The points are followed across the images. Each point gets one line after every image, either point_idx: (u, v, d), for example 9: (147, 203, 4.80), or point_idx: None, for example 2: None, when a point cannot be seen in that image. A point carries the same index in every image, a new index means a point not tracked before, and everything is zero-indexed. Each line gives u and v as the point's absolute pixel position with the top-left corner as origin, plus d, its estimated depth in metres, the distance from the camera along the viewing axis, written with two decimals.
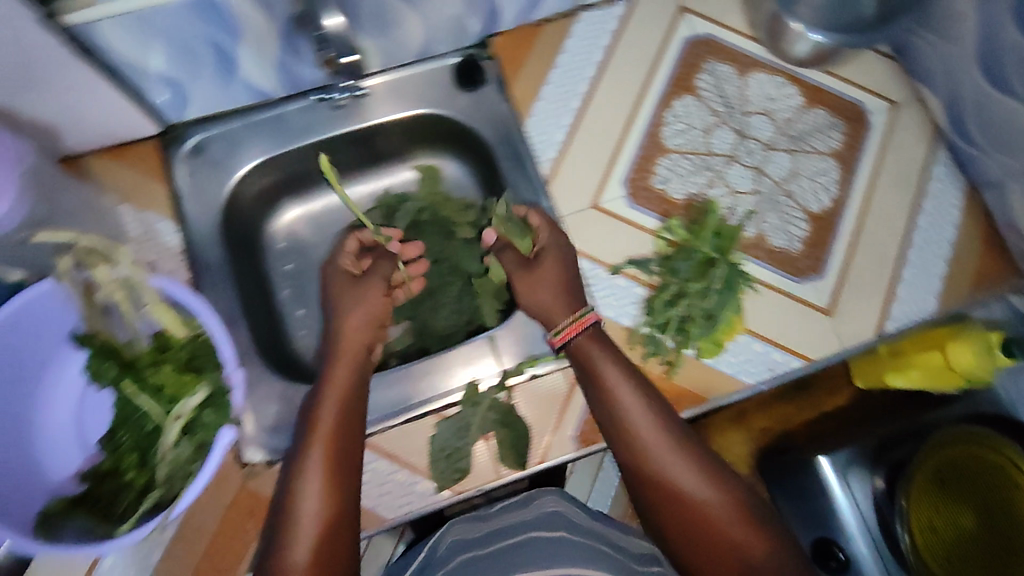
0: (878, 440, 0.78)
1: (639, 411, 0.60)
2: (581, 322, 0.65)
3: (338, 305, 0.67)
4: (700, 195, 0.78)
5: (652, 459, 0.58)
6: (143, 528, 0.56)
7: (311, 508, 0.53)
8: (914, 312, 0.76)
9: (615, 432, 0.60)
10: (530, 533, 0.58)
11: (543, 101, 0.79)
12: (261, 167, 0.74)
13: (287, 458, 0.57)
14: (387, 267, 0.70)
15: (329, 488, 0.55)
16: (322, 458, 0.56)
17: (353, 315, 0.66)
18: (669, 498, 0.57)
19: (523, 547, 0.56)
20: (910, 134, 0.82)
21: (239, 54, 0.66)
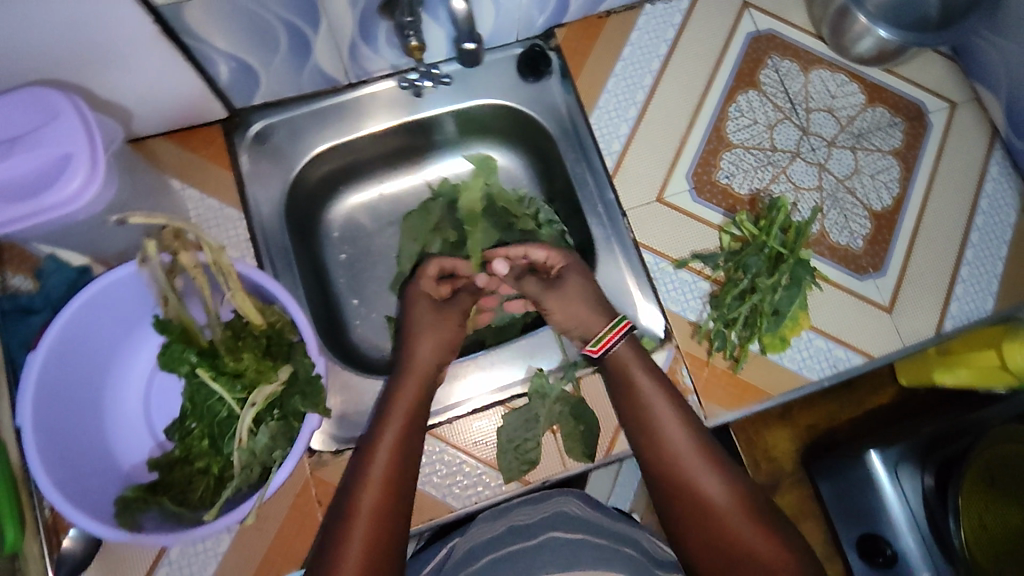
0: (928, 438, 0.82)
1: (672, 428, 0.63)
2: (616, 330, 0.67)
3: (413, 327, 0.70)
4: (764, 191, 0.78)
5: (684, 470, 0.61)
6: (239, 510, 0.55)
7: (367, 509, 0.56)
8: (971, 311, 0.77)
9: (647, 441, 0.63)
10: (548, 536, 0.62)
11: (607, 94, 0.81)
12: (326, 154, 0.78)
13: (355, 457, 0.61)
14: (466, 300, 0.75)
15: (383, 501, 0.57)
16: (381, 469, 0.58)
17: (425, 340, 0.69)
18: (695, 505, 0.60)
19: (541, 551, 0.59)
20: (968, 134, 0.83)
21: (315, 44, 0.69)
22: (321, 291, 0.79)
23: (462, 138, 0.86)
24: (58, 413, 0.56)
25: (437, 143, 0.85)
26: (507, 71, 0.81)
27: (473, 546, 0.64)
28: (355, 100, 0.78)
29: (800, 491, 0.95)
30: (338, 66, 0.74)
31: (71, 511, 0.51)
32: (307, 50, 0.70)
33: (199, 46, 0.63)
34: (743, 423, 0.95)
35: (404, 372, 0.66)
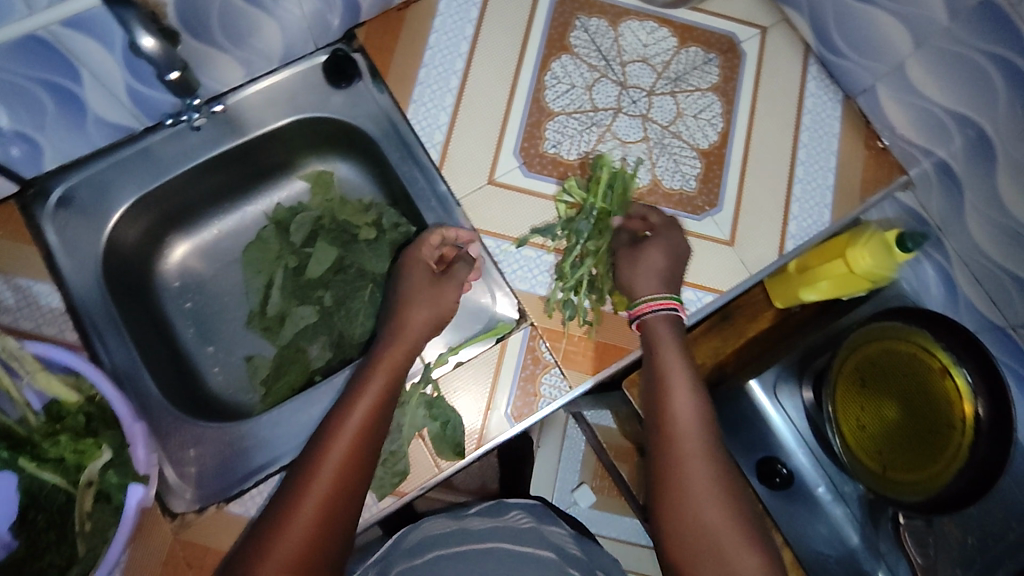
0: (800, 353, 0.87)
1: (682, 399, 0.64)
2: (654, 302, 0.68)
3: (409, 296, 0.69)
4: (593, 151, 0.78)
5: (684, 457, 0.61)
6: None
7: (320, 493, 0.56)
8: (811, 227, 0.79)
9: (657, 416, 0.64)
10: (498, 544, 0.75)
11: (420, 87, 0.79)
12: (140, 206, 0.75)
13: (318, 434, 0.61)
14: (462, 271, 0.71)
15: (338, 488, 0.57)
16: (337, 458, 0.58)
17: (417, 311, 0.68)
18: (679, 495, 0.59)
19: (496, 553, 0.72)
20: (782, 56, 0.85)
21: (87, 98, 0.66)
22: (166, 345, 0.77)
23: (290, 158, 0.83)
24: None
25: (265, 170, 0.83)
26: (314, 82, 0.78)
27: (432, 539, 0.78)
28: (157, 143, 0.75)
29: None
30: (125, 114, 0.71)
31: None
32: (82, 106, 0.66)
33: None
34: None
35: (393, 346, 0.66)
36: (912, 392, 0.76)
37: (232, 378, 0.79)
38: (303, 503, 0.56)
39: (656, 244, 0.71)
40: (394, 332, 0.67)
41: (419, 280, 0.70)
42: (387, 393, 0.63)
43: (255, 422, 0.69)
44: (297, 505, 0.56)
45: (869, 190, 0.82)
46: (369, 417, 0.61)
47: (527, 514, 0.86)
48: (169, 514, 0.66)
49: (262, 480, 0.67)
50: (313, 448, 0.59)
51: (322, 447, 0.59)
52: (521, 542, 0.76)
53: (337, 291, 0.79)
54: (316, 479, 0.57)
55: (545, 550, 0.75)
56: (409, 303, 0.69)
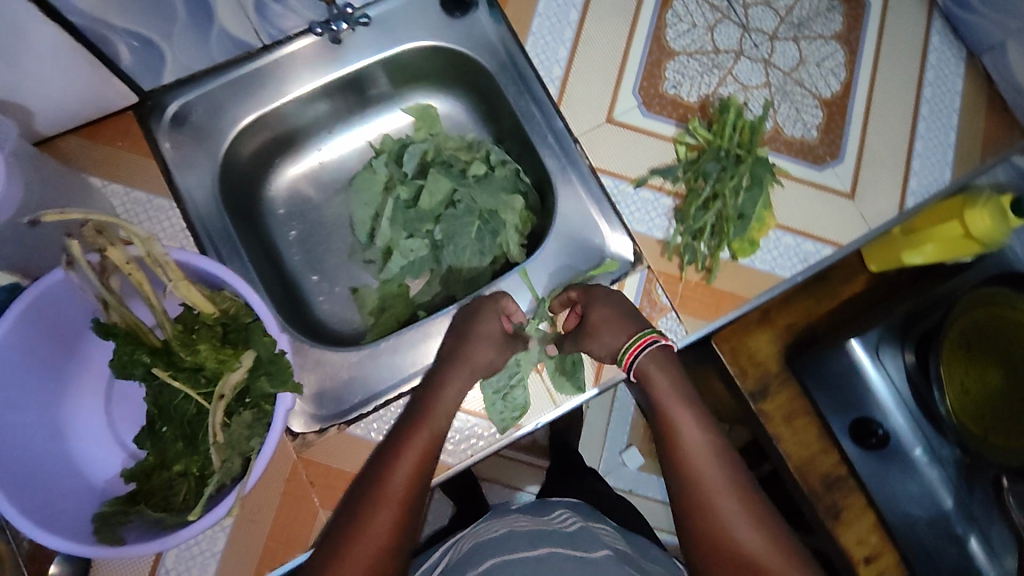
0: (905, 315, 0.84)
1: (693, 438, 0.62)
2: (640, 343, 0.65)
3: (469, 334, 0.67)
4: (713, 94, 0.76)
5: (709, 493, 0.60)
6: (222, 506, 0.54)
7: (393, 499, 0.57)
8: (930, 183, 0.78)
9: (671, 453, 0.63)
10: (551, 548, 0.67)
11: (539, 18, 0.76)
12: (254, 125, 0.74)
13: (386, 444, 0.62)
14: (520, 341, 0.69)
15: (409, 492, 0.58)
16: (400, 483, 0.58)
17: (479, 350, 0.66)
18: (709, 521, 0.59)
19: (551, 559, 0.64)
20: (906, 7, 0.82)
21: (217, 8, 0.64)
22: (274, 270, 0.77)
23: (396, 89, 0.82)
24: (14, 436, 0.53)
25: (370, 98, 0.81)
26: (431, 10, 0.76)
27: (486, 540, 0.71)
28: (272, 64, 0.73)
29: (788, 392, 0.92)
30: (249, 31, 0.69)
31: (52, 537, 0.51)
32: (211, 17, 0.64)
33: (91, 26, 0.58)
34: (724, 335, 0.92)
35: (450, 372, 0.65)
36: (1018, 356, 0.77)
37: (335, 305, 0.80)
38: (379, 505, 0.57)
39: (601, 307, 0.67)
40: (451, 363, 0.65)
41: (488, 329, 0.67)
42: (450, 409, 0.63)
43: (374, 348, 0.70)
44: (371, 506, 0.57)
45: (990, 149, 0.80)
46: (437, 429, 0.62)
47: (569, 512, 0.80)
48: (289, 433, 0.67)
49: (375, 407, 0.68)
50: (382, 456, 0.60)
51: (398, 447, 0.60)
52: (576, 541, 0.70)
53: (447, 226, 0.77)
54: (390, 483, 0.58)
55: (603, 548, 0.70)
56: (471, 338, 0.67)
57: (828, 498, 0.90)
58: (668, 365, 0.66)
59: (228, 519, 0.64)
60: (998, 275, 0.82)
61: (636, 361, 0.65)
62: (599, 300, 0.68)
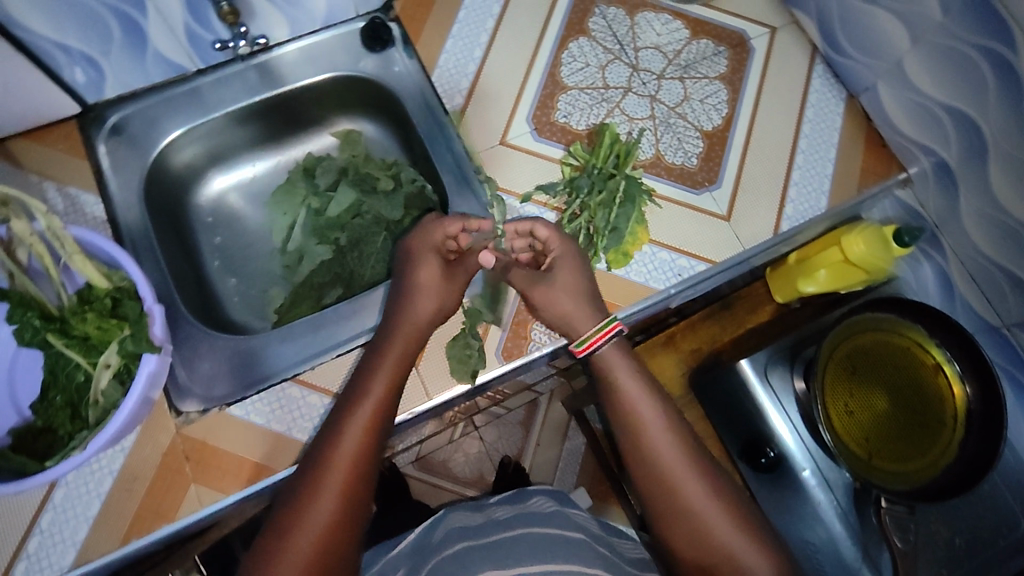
0: (795, 339, 0.87)
1: (644, 403, 0.64)
2: (604, 332, 0.69)
3: (414, 287, 0.71)
4: (601, 124, 0.84)
5: (666, 463, 0.61)
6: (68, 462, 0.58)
7: (335, 481, 0.56)
8: (807, 210, 0.83)
9: (627, 428, 0.64)
10: (525, 530, 0.69)
11: (446, 54, 0.86)
12: (184, 138, 0.83)
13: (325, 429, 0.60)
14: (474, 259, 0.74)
15: (354, 472, 0.57)
16: (346, 464, 0.57)
17: (423, 302, 0.70)
18: (666, 491, 0.61)
19: (524, 542, 0.66)
20: (789, 53, 0.89)
21: (149, 31, 0.74)
22: (192, 268, 0.84)
23: (323, 114, 0.91)
24: None
25: (300, 122, 0.91)
26: (349, 45, 0.85)
27: (458, 530, 0.73)
28: (205, 85, 0.83)
29: (692, 413, 0.96)
30: (182, 56, 0.80)
31: None
32: (145, 39, 0.75)
33: (31, 39, 0.68)
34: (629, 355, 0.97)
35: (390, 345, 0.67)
36: (903, 378, 0.79)
37: (249, 304, 0.86)
38: (322, 486, 0.55)
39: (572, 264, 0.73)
40: (398, 326, 0.69)
41: (429, 270, 0.71)
42: (391, 389, 0.63)
43: (264, 339, 0.74)
44: (323, 469, 0.56)
45: (866, 182, 0.85)
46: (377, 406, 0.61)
47: (547, 496, 0.80)
48: (175, 412, 0.72)
49: (257, 393, 0.73)
50: (322, 441, 0.59)
51: (339, 428, 0.59)
52: (547, 524, 0.70)
53: (352, 233, 0.84)
54: (338, 449, 0.57)
55: (573, 532, 0.70)
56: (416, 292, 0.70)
57: None
58: (625, 364, 0.68)
59: (104, 487, 0.68)
60: (910, 301, 0.83)
61: (596, 348, 0.69)
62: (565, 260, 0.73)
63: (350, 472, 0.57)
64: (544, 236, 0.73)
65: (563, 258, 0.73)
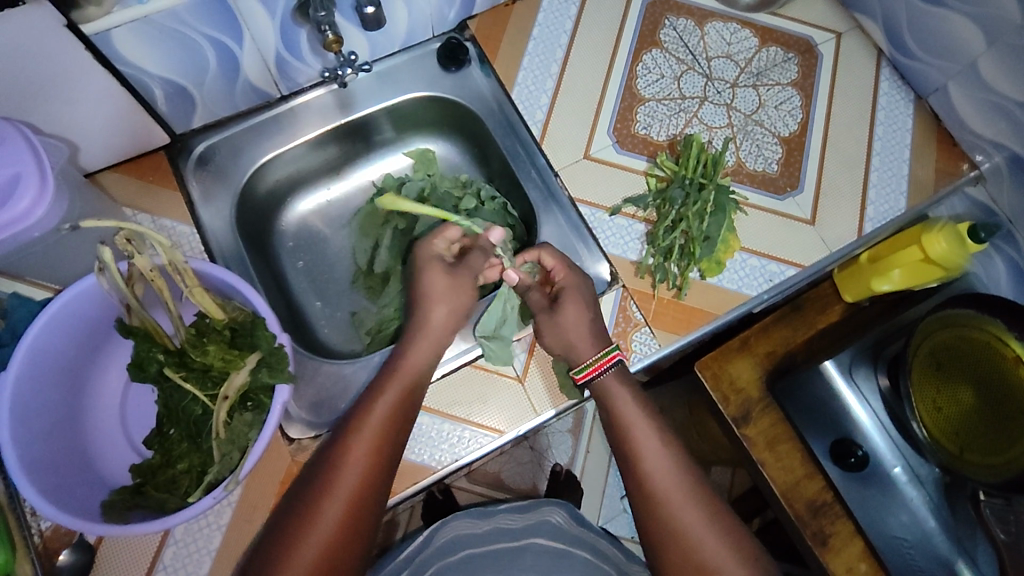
0: (874, 338, 0.90)
1: (638, 423, 0.65)
2: (606, 358, 0.68)
3: (424, 294, 0.71)
4: (681, 134, 0.85)
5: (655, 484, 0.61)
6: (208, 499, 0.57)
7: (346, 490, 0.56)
8: (887, 211, 0.84)
9: (622, 447, 0.64)
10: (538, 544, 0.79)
11: (523, 71, 0.86)
12: (268, 165, 0.83)
13: (336, 433, 0.61)
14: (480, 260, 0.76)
15: (367, 481, 0.58)
16: (357, 474, 0.57)
17: (436, 308, 0.70)
18: (653, 511, 0.60)
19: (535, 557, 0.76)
20: (856, 57, 0.91)
21: (243, 59, 0.74)
22: (281, 294, 0.83)
23: (399, 135, 0.92)
24: (41, 423, 0.60)
25: (375, 143, 0.91)
26: (428, 66, 0.87)
27: (467, 537, 0.81)
28: (289, 111, 0.83)
29: (771, 416, 0.95)
30: (269, 83, 0.80)
31: (63, 516, 0.55)
32: (236, 68, 0.75)
33: (133, 73, 0.68)
34: (706, 361, 0.95)
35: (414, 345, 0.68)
36: (984, 371, 0.76)
37: (338, 327, 0.85)
38: (337, 484, 0.56)
39: (573, 298, 0.72)
40: (417, 336, 0.69)
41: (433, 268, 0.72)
42: (405, 397, 0.64)
43: (367, 362, 0.76)
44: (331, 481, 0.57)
45: (941, 181, 0.87)
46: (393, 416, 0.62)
47: (557, 506, 0.89)
48: (288, 438, 0.71)
49: None
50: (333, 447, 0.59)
51: (356, 427, 0.60)
52: (551, 537, 0.81)
53: None
54: (347, 458, 0.58)
55: (581, 550, 0.80)
56: (428, 298, 0.71)
57: (815, 524, 0.91)
58: (623, 392, 0.67)
59: (224, 519, 0.68)
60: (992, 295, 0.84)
61: (594, 377, 0.68)
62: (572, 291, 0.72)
63: (363, 484, 0.57)
64: (551, 264, 0.74)
65: (570, 288, 0.73)
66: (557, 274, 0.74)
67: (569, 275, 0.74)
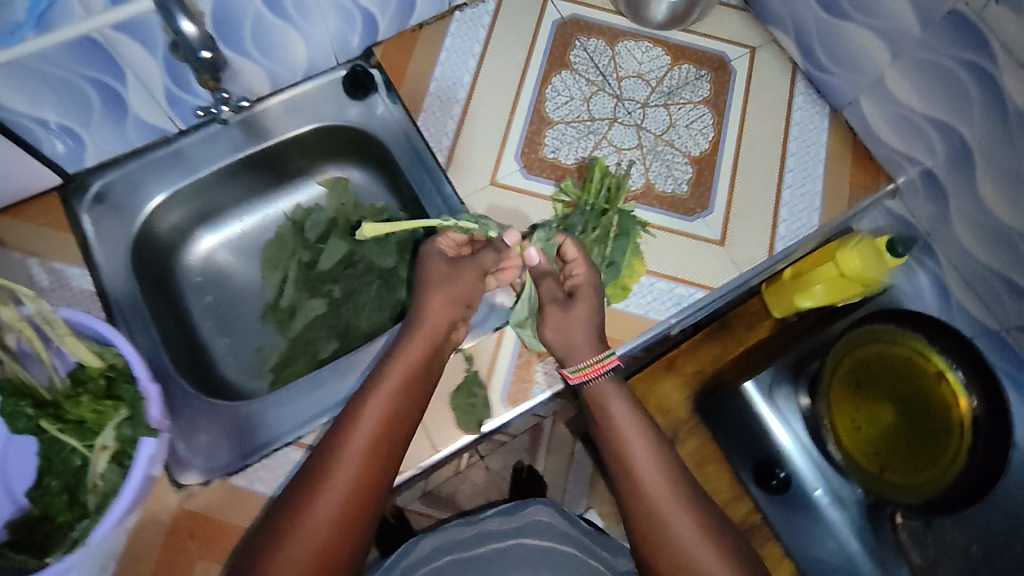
0: (796, 356, 0.89)
1: (637, 442, 0.62)
2: (602, 364, 0.67)
3: (426, 282, 0.71)
4: (589, 157, 0.84)
5: (659, 506, 0.59)
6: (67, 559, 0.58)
7: (340, 489, 0.56)
8: (800, 228, 0.83)
9: (620, 460, 0.62)
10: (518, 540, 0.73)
11: (429, 98, 0.85)
12: (167, 203, 0.82)
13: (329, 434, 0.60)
14: (489, 258, 0.72)
15: (361, 486, 0.57)
16: (347, 474, 0.56)
17: (435, 296, 0.69)
18: (658, 531, 0.59)
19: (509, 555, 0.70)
20: (771, 71, 0.90)
21: (130, 99, 0.73)
22: (183, 333, 0.82)
23: (309, 164, 0.90)
24: None
25: (285, 174, 0.90)
26: (332, 94, 0.85)
27: (452, 543, 0.75)
28: (188, 146, 0.82)
29: (698, 437, 0.95)
30: (164, 119, 0.78)
31: None
32: (124, 106, 0.73)
33: (10, 118, 0.67)
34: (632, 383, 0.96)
35: (412, 340, 0.67)
36: (907, 389, 0.79)
37: (243, 364, 0.84)
38: (327, 486, 0.55)
39: (589, 299, 0.70)
40: (416, 331, 0.67)
41: (434, 268, 0.72)
42: (407, 386, 0.63)
43: (264, 401, 0.74)
44: (319, 482, 0.56)
45: (855, 197, 0.86)
46: (390, 419, 0.61)
47: (544, 504, 0.83)
48: (177, 486, 0.70)
49: (268, 454, 0.71)
50: (327, 448, 0.58)
51: (345, 425, 0.59)
52: (537, 537, 0.74)
53: (345, 285, 0.84)
54: (341, 459, 0.57)
55: (565, 545, 0.74)
56: (430, 283, 0.70)
57: None
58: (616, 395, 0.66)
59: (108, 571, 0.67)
60: (913, 311, 0.83)
61: (589, 380, 0.67)
62: (588, 289, 0.71)
63: (353, 486, 0.56)
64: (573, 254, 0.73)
65: (585, 288, 0.71)
66: (577, 267, 0.73)
67: (587, 274, 0.72)
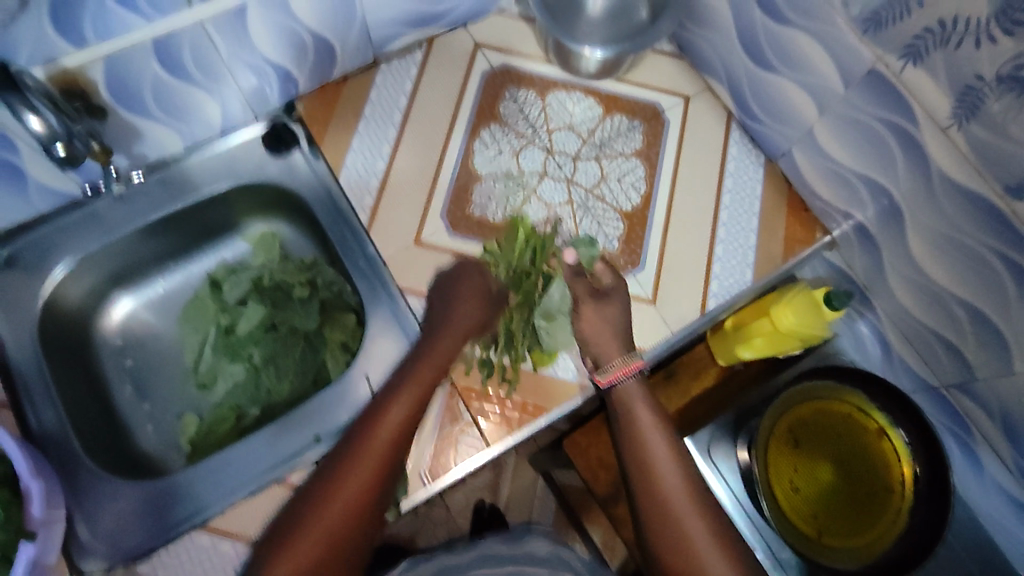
0: (736, 413, 0.87)
1: (667, 462, 0.64)
2: (627, 367, 0.69)
3: (453, 294, 0.74)
4: (517, 213, 0.82)
5: (679, 513, 0.61)
6: None
7: (361, 477, 0.59)
8: (733, 285, 0.81)
9: (639, 472, 0.64)
10: None
11: (353, 153, 0.83)
12: (78, 268, 0.79)
13: (353, 431, 0.63)
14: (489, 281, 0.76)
15: (368, 490, 0.59)
16: (384, 444, 0.61)
17: (461, 308, 0.72)
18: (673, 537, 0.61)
19: None
20: (705, 120, 0.88)
21: (26, 166, 0.70)
22: (96, 401, 0.79)
23: (234, 221, 0.87)
24: None
25: (209, 231, 0.87)
26: (253, 151, 0.83)
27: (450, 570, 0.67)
28: (102, 207, 0.79)
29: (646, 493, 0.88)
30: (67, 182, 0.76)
31: None
32: (21, 172, 0.70)
33: None
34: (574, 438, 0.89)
35: (442, 336, 0.70)
36: (845, 447, 0.78)
37: (163, 433, 0.82)
38: (361, 454, 0.60)
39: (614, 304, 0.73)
40: (437, 337, 0.71)
41: (453, 283, 0.75)
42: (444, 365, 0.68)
43: (176, 478, 0.70)
44: (360, 452, 0.60)
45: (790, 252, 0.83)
46: (408, 418, 0.63)
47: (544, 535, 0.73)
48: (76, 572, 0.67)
49: (190, 530, 0.69)
50: (350, 442, 0.62)
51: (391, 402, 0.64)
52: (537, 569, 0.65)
53: (267, 349, 0.81)
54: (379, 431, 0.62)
55: None
56: (452, 301, 0.73)
57: None
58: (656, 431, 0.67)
59: None
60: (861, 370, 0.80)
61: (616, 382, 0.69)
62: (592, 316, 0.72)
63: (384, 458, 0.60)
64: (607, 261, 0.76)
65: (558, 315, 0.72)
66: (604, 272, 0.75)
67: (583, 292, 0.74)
